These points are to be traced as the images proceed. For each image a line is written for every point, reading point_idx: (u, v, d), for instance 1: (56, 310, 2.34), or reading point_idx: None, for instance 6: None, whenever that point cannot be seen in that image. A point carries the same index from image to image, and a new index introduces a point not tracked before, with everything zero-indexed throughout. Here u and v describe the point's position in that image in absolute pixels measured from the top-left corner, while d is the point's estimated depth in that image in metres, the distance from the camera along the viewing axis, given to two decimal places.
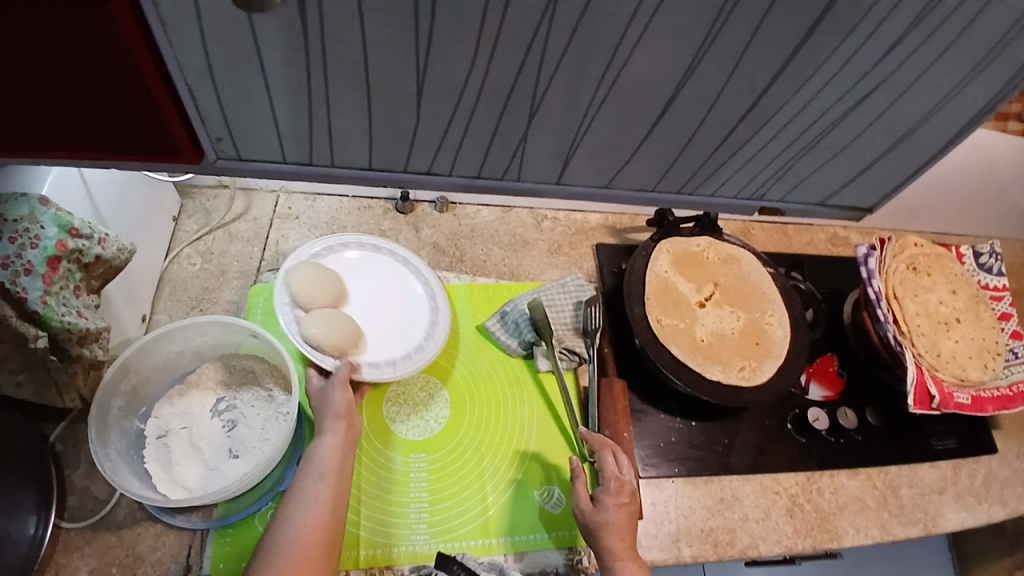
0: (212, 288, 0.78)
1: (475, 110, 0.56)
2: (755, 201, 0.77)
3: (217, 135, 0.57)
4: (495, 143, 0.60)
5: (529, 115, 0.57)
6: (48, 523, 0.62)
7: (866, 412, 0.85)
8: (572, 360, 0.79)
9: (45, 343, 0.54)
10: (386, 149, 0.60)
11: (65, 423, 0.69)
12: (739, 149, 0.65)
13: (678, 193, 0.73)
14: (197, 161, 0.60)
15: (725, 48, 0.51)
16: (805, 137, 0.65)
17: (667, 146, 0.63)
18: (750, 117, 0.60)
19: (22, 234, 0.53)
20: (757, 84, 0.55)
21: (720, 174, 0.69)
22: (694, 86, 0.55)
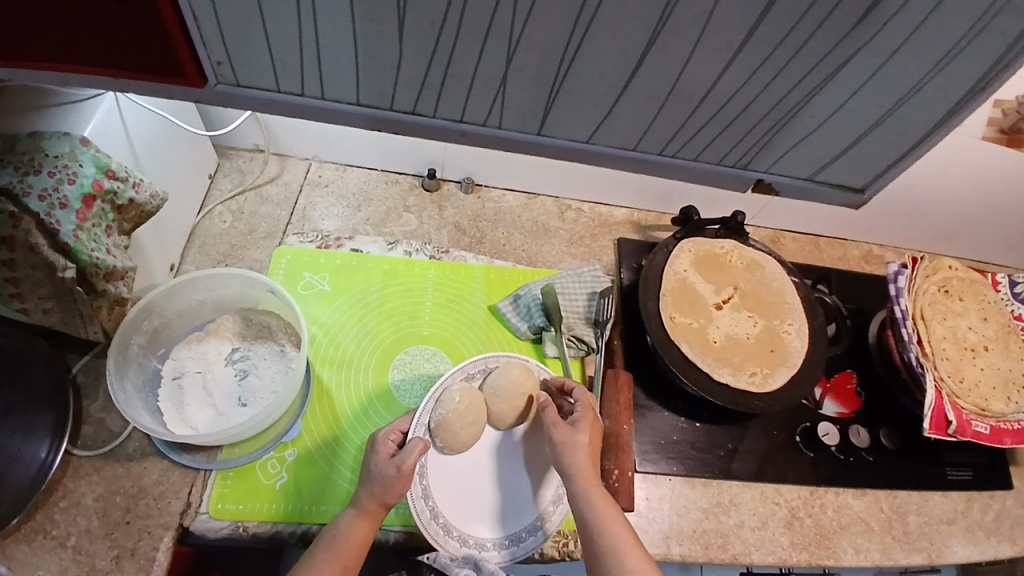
0: (239, 246, 0.81)
1: (453, 50, 0.54)
2: (740, 170, 0.70)
3: (218, 59, 0.56)
4: (476, 85, 0.58)
5: (502, 77, 0.57)
6: (59, 449, 0.65)
7: (880, 433, 0.83)
8: (579, 349, 0.79)
9: (73, 275, 0.56)
10: (373, 84, 0.58)
11: (89, 357, 0.72)
12: (715, 110, 0.61)
13: (660, 155, 0.68)
14: (200, 85, 0.59)
15: (688, 11, 0.49)
16: (785, 103, 0.59)
17: (644, 104, 0.60)
18: (721, 83, 0.57)
19: (62, 169, 0.56)
20: (732, 39, 0.51)
21: (698, 139, 0.65)
22: (667, 37, 0.52)
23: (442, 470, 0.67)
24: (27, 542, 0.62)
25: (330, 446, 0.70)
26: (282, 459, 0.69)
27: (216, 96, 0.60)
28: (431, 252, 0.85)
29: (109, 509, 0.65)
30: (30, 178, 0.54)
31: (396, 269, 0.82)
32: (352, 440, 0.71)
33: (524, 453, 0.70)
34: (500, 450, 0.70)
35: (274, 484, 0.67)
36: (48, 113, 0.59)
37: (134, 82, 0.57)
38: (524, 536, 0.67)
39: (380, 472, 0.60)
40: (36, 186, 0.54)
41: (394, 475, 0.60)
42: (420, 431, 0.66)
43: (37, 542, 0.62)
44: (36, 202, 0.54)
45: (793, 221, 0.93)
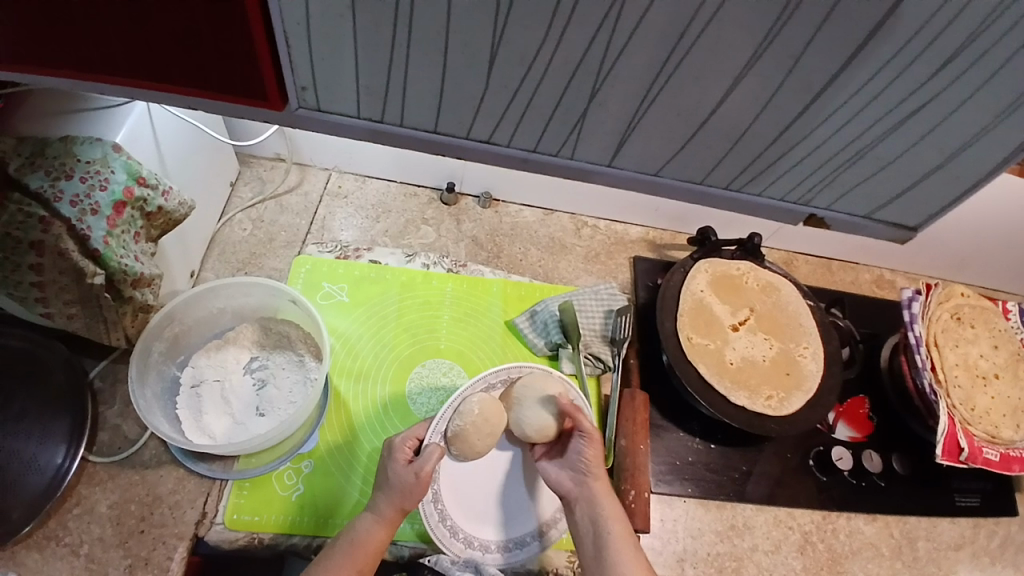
0: (258, 254, 0.81)
1: (540, 88, 0.52)
2: (799, 206, 0.66)
3: (303, 83, 0.54)
4: (557, 116, 0.55)
5: (583, 110, 0.54)
6: (75, 456, 0.65)
7: (892, 458, 0.83)
8: (596, 367, 0.79)
9: (102, 281, 0.57)
10: (456, 109, 0.55)
11: (106, 362, 0.72)
12: (789, 147, 0.58)
13: (723, 189, 0.64)
14: (279, 107, 0.57)
15: (775, 57, 0.48)
16: (855, 142, 0.57)
17: (715, 141, 0.57)
18: (797, 120, 0.54)
19: (93, 175, 0.55)
20: (814, 82, 0.50)
21: (769, 173, 0.61)
22: (751, 81, 0.50)
23: (454, 474, 0.68)
24: (39, 549, 0.62)
25: (346, 457, 0.70)
26: (298, 470, 0.68)
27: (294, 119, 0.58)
28: (448, 265, 0.85)
29: (123, 517, 0.64)
30: (62, 183, 0.54)
31: (414, 282, 0.82)
32: (368, 450, 0.71)
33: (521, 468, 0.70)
34: (515, 458, 0.71)
35: (289, 496, 0.67)
36: (78, 118, 0.59)
37: (209, 102, 0.56)
38: (526, 541, 0.67)
39: (401, 481, 0.60)
40: (67, 192, 0.54)
41: (413, 481, 0.60)
42: (435, 438, 0.65)
43: (49, 549, 0.62)
44: (68, 207, 0.54)
45: (808, 244, 0.94)
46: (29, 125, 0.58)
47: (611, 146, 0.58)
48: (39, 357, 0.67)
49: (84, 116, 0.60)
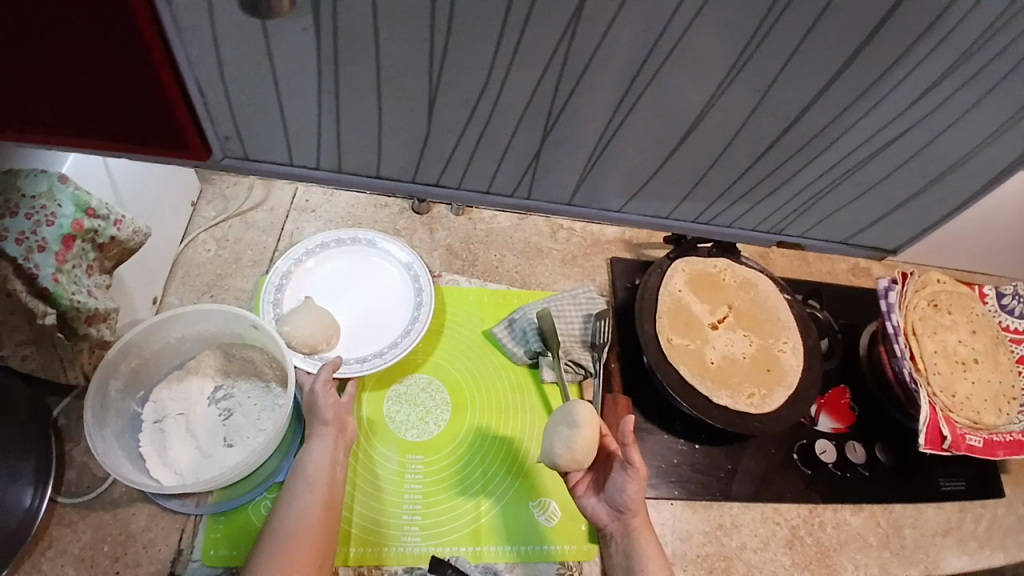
0: (225, 275, 0.78)
1: (484, 132, 0.48)
2: (774, 233, 0.63)
3: (226, 133, 0.49)
4: (508, 158, 0.51)
5: (537, 149, 0.50)
6: (43, 496, 0.63)
7: (875, 449, 0.83)
8: (577, 373, 0.78)
9: (54, 320, 0.54)
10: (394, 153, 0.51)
11: (70, 398, 0.69)
12: (757, 178, 0.54)
13: (693, 222, 0.61)
14: (203, 156, 0.51)
15: (750, 80, 0.44)
16: (835, 167, 0.52)
17: (670, 187, 0.55)
18: (773, 148, 0.50)
19: (39, 211, 0.53)
20: (801, 93, 0.45)
21: (734, 209, 0.59)
22: (718, 112, 0.47)
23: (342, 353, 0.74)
24: None
25: None
26: (275, 500, 0.66)
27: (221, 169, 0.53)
28: None
29: (95, 558, 0.62)
30: (6, 220, 0.52)
31: None
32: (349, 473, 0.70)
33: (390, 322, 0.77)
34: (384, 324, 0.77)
35: None
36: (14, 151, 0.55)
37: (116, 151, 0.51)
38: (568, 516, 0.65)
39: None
40: (13, 229, 0.52)
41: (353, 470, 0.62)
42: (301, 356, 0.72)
43: None
44: (14, 245, 0.52)
45: None
46: None
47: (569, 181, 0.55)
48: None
49: (13, 149, 0.54)
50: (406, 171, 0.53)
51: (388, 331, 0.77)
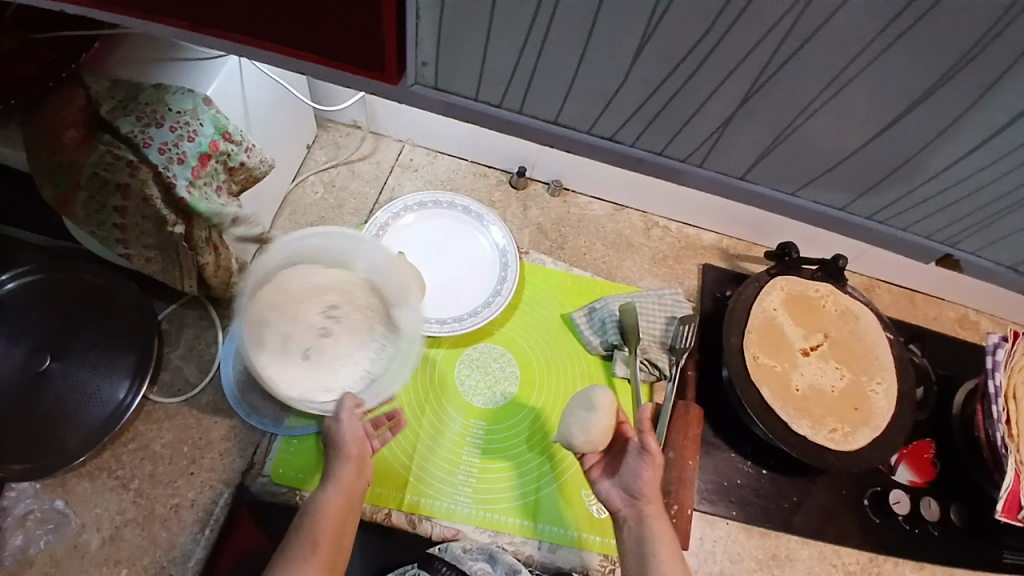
0: (327, 219, 0.81)
1: (679, 90, 0.46)
2: (941, 246, 0.60)
3: (425, 60, 0.49)
4: (697, 119, 0.49)
5: (727, 117, 0.48)
6: (136, 393, 0.66)
7: (951, 508, 0.77)
8: (651, 373, 0.77)
9: (182, 230, 0.58)
10: (579, 106, 0.50)
11: (174, 306, 0.73)
12: (941, 188, 0.52)
13: (867, 219, 0.58)
14: (395, 81, 0.51)
15: (966, 85, 0.41)
16: (1013, 193, 0.51)
17: (875, 167, 0.51)
18: (957, 164, 0.49)
19: (182, 126, 0.56)
20: (994, 119, 0.44)
21: (912, 213, 0.56)
22: (963, 109, 0.44)
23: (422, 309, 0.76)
24: (89, 479, 0.64)
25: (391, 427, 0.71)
26: None
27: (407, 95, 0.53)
28: None
29: (175, 458, 0.67)
30: (151, 130, 0.55)
31: None
32: (416, 428, 0.72)
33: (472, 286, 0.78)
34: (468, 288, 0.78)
35: None
36: (169, 66, 0.60)
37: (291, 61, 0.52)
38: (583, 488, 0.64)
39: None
40: (156, 139, 0.55)
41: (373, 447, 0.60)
42: None
43: (100, 480, 0.65)
44: (156, 154, 0.55)
45: (893, 272, 0.88)
46: (122, 68, 0.58)
47: (747, 159, 0.53)
48: (111, 292, 0.69)
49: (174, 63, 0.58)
50: (584, 120, 0.52)
51: (469, 298, 0.78)
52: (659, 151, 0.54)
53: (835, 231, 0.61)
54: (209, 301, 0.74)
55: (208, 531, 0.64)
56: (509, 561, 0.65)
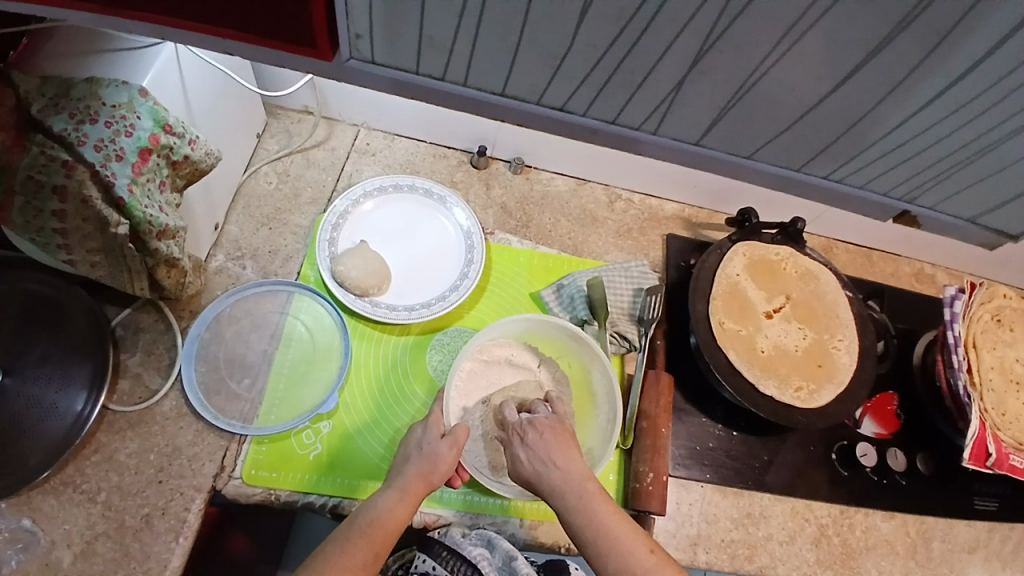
0: (283, 210, 0.79)
1: (637, 44, 0.47)
2: (898, 203, 0.64)
3: (358, 31, 0.51)
4: (644, 87, 0.52)
5: (681, 79, 0.50)
6: (95, 403, 0.64)
7: (917, 458, 0.81)
8: (621, 346, 0.77)
9: (126, 231, 0.55)
10: (525, 76, 0.53)
11: (128, 311, 0.71)
12: (895, 145, 0.55)
13: (821, 179, 0.61)
14: (327, 58, 0.55)
15: (912, 34, 0.43)
16: (973, 142, 0.54)
17: (825, 127, 0.54)
18: (903, 125, 0.53)
19: (119, 120, 0.54)
20: (951, 67, 0.46)
21: (872, 169, 0.59)
22: (881, 58, 0.46)
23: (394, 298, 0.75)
24: (55, 495, 0.62)
25: (363, 419, 0.70)
26: (318, 430, 0.69)
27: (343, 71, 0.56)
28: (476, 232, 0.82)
29: (142, 467, 0.65)
30: (86, 126, 0.52)
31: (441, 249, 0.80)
32: (392, 419, 0.71)
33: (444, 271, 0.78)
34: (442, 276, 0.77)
35: (308, 455, 0.68)
36: (101, 58, 0.57)
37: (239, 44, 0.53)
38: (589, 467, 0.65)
39: (431, 449, 0.62)
40: (91, 136, 0.52)
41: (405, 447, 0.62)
42: (354, 302, 0.73)
43: (66, 495, 0.63)
44: (92, 152, 0.52)
45: (851, 232, 0.90)
46: (52, 65, 0.55)
47: (704, 118, 0.55)
48: (59, 301, 0.66)
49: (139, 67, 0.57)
50: (532, 92, 0.55)
51: (438, 282, 0.77)
52: (613, 121, 0.57)
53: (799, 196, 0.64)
54: (165, 303, 0.72)
55: (183, 539, 0.63)
56: (507, 547, 0.66)
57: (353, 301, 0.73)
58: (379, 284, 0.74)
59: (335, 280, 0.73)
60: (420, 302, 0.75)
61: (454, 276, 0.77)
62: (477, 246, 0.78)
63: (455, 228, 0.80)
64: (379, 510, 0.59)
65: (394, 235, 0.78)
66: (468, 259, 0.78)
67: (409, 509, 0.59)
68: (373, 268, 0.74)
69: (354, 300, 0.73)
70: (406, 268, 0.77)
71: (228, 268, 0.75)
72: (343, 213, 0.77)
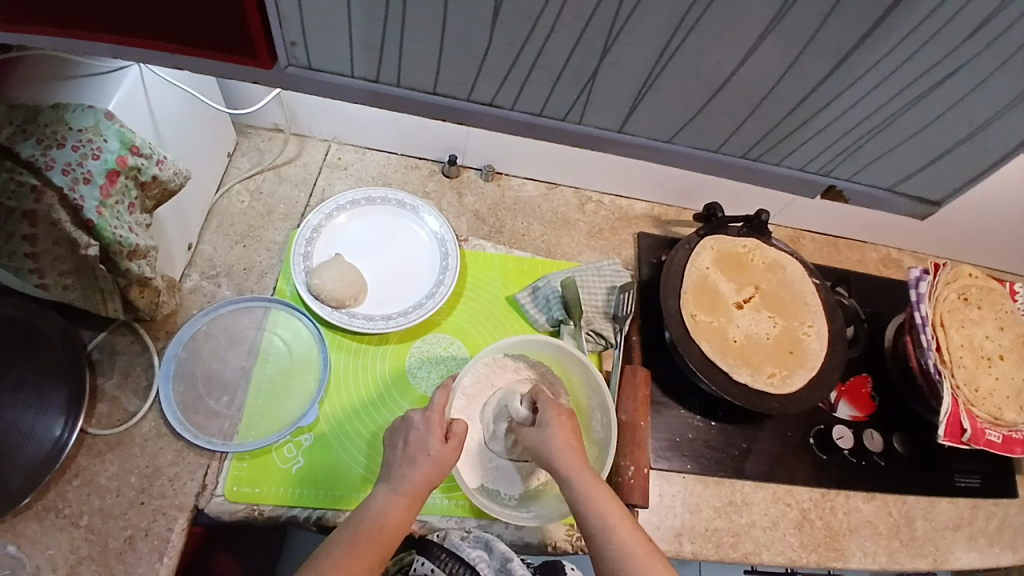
0: (257, 226, 0.80)
1: (554, 45, 0.50)
2: (819, 176, 0.66)
3: (293, 39, 0.53)
4: (573, 79, 0.54)
5: (597, 69, 0.52)
6: (73, 428, 0.64)
7: (893, 438, 0.82)
8: (597, 344, 0.79)
9: (95, 253, 0.55)
10: (464, 73, 0.54)
11: (104, 334, 0.71)
12: (802, 122, 0.58)
13: (742, 159, 0.64)
14: (270, 66, 0.56)
15: (804, 15, 0.45)
16: (880, 113, 0.56)
17: (733, 107, 0.56)
18: (809, 100, 0.55)
19: (85, 144, 0.55)
20: (841, 46, 0.48)
21: (789, 142, 0.61)
22: (774, 40, 0.48)
23: (375, 307, 0.76)
24: (37, 521, 0.62)
25: (344, 429, 0.71)
26: (299, 443, 0.69)
27: (287, 80, 0.58)
28: None
29: (123, 488, 0.65)
30: (53, 151, 0.53)
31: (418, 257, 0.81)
32: (371, 425, 0.72)
33: (422, 279, 0.79)
34: (423, 283, 0.79)
35: (289, 468, 0.68)
36: (66, 84, 0.58)
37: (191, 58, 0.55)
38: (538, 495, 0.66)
39: (419, 449, 0.61)
40: (59, 160, 0.53)
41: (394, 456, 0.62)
42: (335, 315, 0.74)
43: (48, 520, 0.62)
44: (60, 175, 0.53)
45: (817, 222, 0.92)
46: (18, 91, 0.56)
47: (624, 110, 0.57)
48: (35, 329, 0.66)
49: (77, 85, 0.58)
50: (463, 89, 0.56)
51: (414, 290, 0.78)
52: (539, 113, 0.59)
53: (728, 177, 0.66)
54: (140, 325, 0.72)
55: (167, 558, 0.63)
56: (504, 549, 0.64)
57: (332, 315, 0.73)
58: (356, 295, 0.75)
59: (311, 295, 0.74)
60: (397, 311, 0.76)
61: (431, 283, 0.78)
62: (455, 252, 0.79)
63: (428, 235, 0.81)
64: (380, 509, 0.58)
65: (370, 247, 0.79)
66: (445, 266, 0.79)
67: (406, 513, 0.59)
68: (349, 281, 0.74)
69: (334, 315, 0.73)
70: (381, 280, 0.78)
71: (203, 287, 0.75)
72: (314, 226, 0.77)
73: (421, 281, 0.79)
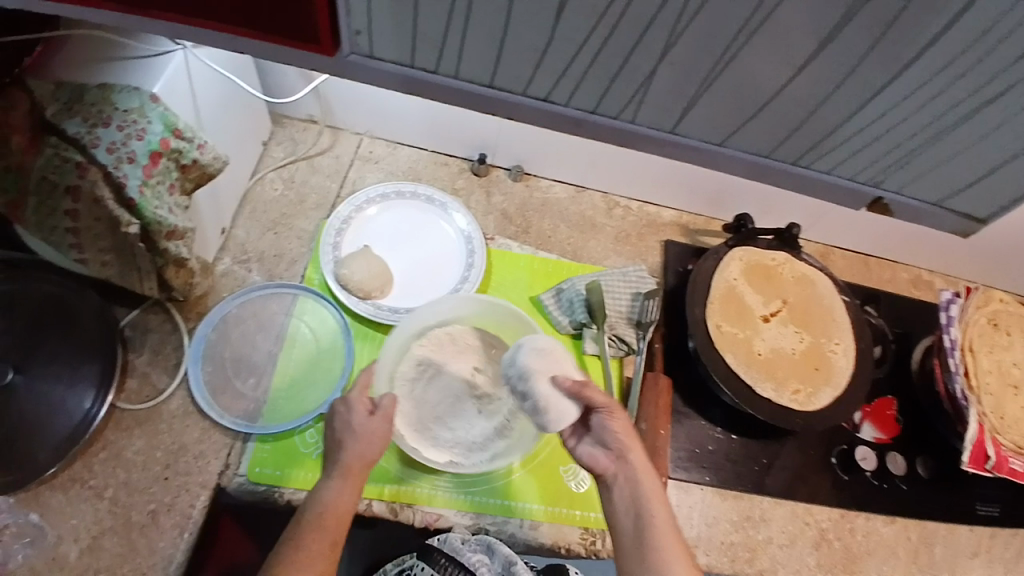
0: (289, 215, 0.80)
1: (606, 46, 0.50)
2: (867, 187, 0.65)
3: (357, 28, 0.53)
4: (621, 80, 0.54)
5: (648, 70, 0.52)
6: (103, 402, 0.65)
7: (916, 462, 0.81)
8: (619, 349, 0.78)
9: (136, 231, 0.57)
10: (509, 68, 0.55)
11: (137, 312, 0.72)
12: (850, 134, 0.57)
13: (791, 164, 0.63)
14: (329, 53, 0.57)
15: (862, 26, 0.45)
16: (930, 127, 0.55)
17: (786, 114, 0.55)
18: (858, 113, 0.54)
19: (130, 124, 0.55)
20: (899, 56, 0.47)
21: (834, 153, 0.60)
22: (834, 49, 0.48)
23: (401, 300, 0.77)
24: (63, 491, 0.63)
25: None
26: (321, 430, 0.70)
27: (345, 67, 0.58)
28: None
29: (149, 463, 0.66)
30: (98, 130, 0.55)
31: None
32: None
33: (449, 275, 0.79)
34: (449, 279, 0.79)
35: (311, 453, 0.68)
36: (113, 65, 0.59)
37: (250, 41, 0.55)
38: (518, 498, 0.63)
39: None
40: (104, 139, 0.54)
41: None
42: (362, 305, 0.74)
43: (73, 491, 0.64)
44: (105, 154, 0.55)
45: (847, 238, 0.91)
46: (65, 71, 0.58)
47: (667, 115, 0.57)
48: (65, 302, 0.67)
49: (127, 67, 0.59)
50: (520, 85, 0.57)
51: (440, 285, 0.78)
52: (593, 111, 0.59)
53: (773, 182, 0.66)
54: (173, 304, 0.73)
55: (188, 534, 0.64)
56: (506, 552, 0.64)
57: (358, 306, 0.74)
58: (383, 287, 0.75)
59: (338, 284, 0.75)
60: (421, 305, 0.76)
61: (457, 279, 0.79)
62: (483, 250, 0.80)
63: (455, 231, 0.81)
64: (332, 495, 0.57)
65: (398, 240, 0.80)
66: (473, 263, 0.79)
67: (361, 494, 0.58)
68: (377, 273, 0.75)
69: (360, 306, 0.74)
70: (407, 273, 0.78)
71: (234, 271, 0.76)
72: (345, 217, 0.78)
73: (448, 277, 0.79)
